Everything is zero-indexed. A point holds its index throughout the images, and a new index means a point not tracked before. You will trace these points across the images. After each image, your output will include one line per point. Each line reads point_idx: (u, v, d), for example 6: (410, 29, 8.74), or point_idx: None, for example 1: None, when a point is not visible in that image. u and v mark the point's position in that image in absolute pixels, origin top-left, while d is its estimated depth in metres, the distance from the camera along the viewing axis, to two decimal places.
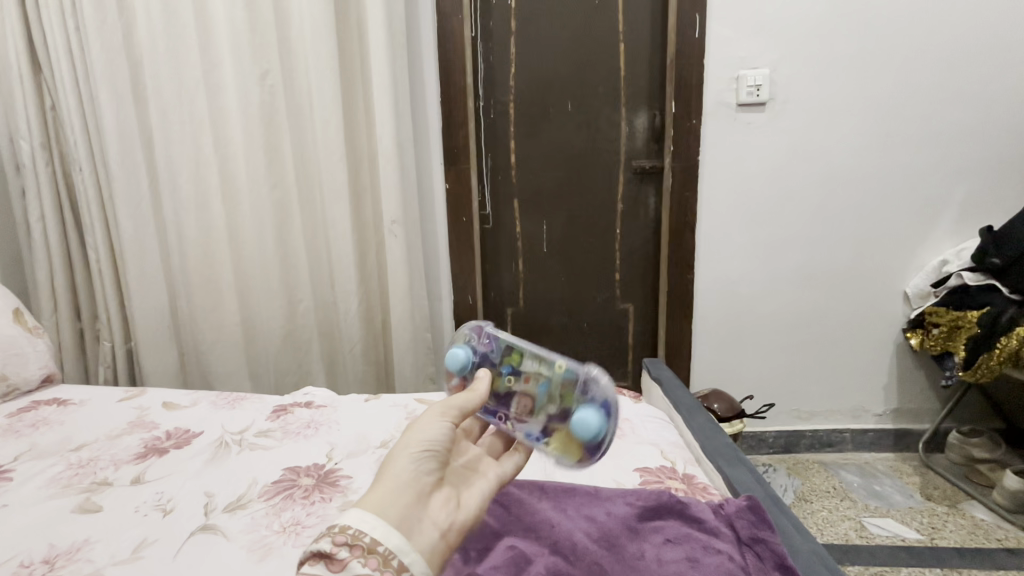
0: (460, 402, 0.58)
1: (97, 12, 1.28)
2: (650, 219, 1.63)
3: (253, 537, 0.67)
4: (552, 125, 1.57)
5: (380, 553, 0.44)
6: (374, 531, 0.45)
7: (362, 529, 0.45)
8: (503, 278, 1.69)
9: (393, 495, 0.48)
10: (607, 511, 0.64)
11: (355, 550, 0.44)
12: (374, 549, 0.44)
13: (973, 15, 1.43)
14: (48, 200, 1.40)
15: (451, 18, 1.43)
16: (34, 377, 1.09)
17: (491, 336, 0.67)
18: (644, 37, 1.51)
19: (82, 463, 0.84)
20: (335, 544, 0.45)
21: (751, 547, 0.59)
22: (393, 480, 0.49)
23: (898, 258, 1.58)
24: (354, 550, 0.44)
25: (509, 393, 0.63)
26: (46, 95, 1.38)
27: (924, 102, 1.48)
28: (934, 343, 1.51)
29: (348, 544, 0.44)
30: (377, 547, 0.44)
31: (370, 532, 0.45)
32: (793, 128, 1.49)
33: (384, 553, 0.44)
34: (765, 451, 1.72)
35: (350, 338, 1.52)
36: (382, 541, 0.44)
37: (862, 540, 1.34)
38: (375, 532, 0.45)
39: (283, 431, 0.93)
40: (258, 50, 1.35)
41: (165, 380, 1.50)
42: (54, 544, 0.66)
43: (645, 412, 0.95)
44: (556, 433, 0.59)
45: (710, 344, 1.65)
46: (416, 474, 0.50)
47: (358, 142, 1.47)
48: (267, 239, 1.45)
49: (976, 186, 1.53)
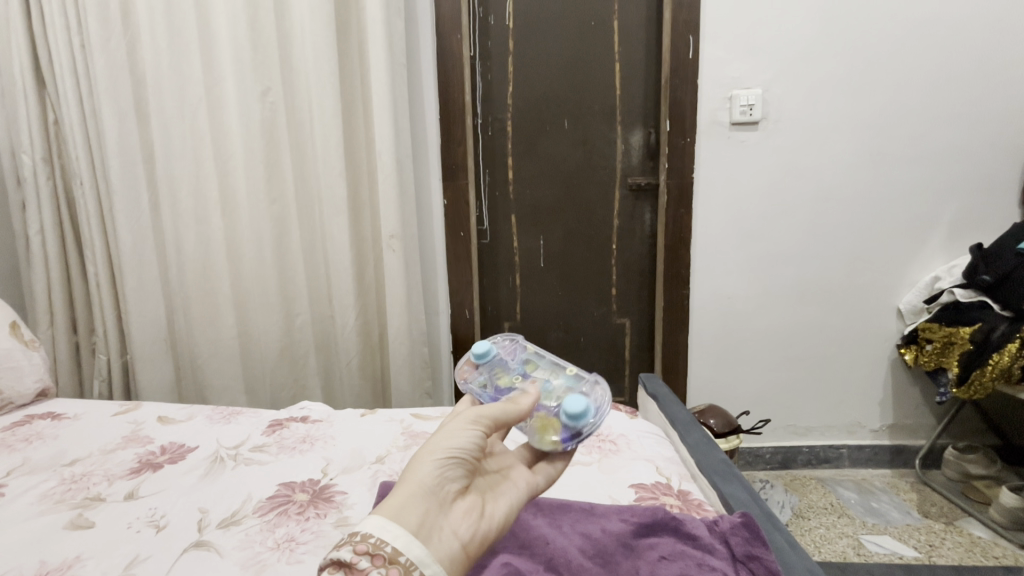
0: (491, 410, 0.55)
1: (102, 30, 1.30)
2: (645, 235, 1.65)
3: (247, 553, 0.67)
4: (548, 142, 1.60)
5: (400, 563, 0.43)
6: (395, 540, 0.44)
7: (383, 538, 0.44)
8: (500, 293, 1.70)
9: (415, 498, 0.47)
10: (602, 528, 0.64)
11: (376, 560, 0.43)
12: (395, 559, 0.43)
13: (958, 38, 1.47)
14: (48, 213, 1.41)
15: (450, 38, 1.45)
16: (28, 391, 1.09)
17: (516, 349, 0.77)
18: (640, 57, 1.54)
19: (75, 478, 0.84)
20: (355, 554, 0.44)
21: (746, 564, 0.58)
22: (418, 485, 0.48)
23: (890, 274, 1.59)
24: (375, 560, 0.43)
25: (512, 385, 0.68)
26: (49, 109, 1.40)
27: (913, 122, 1.51)
28: (928, 359, 1.52)
29: (369, 554, 0.44)
30: (398, 557, 0.43)
31: (391, 541, 0.44)
32: (785, 145, 1.52)
33: (405, 563, 0.43)
34: (762, 467, 1.72)
35: (346, 352, 1.52)
36: (404, 552, 0.43)
37: (860, 557, 1.33)
38: (396, 541, 0.44)
39: (278, 445, 0.93)
40: (259, 67, 1.37)
41: (160, 393, 1.49)
42: (45, 561, 0.66)
43: (641, 427, 0.96)
44: (540, 416, 0.61)
45: (707, 359, 1.66)
46: (440, 482, 0.49)
47: (359, 158, 1.49)
48: (265, 254, 1.46)
49: (966, 204, 1.55)
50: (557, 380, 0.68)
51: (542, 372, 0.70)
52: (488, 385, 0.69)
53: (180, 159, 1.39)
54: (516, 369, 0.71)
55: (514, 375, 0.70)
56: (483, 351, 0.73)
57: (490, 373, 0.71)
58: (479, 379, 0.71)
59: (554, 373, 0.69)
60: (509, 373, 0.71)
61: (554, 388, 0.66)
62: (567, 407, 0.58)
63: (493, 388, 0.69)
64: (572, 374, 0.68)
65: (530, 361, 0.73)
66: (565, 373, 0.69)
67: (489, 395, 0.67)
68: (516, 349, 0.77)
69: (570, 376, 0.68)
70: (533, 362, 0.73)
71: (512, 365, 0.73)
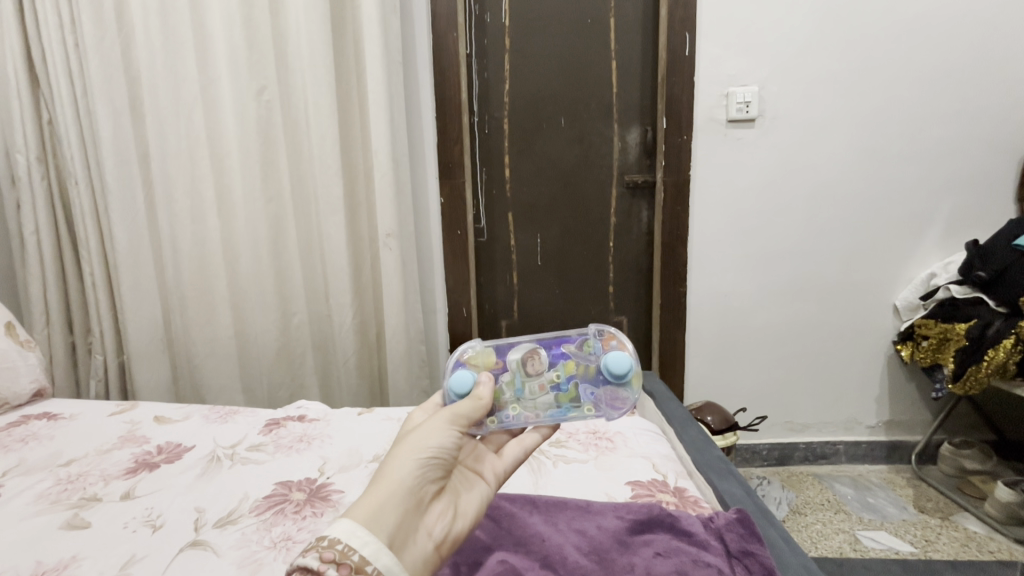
0: (468, 410, 0.55)
1: (96, 28, 1.30)
2: (642, 233, 1.65)
3: (243, 553, 0.67)
4: (544, 140, 1.59)
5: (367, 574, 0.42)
6: (364, 549, 0.43)
7: (351, 546, 0.43)
8: (497, 291, 1.69)
9: (394, 501, 0.46)
10: (598, 525, 0.64)
11: (343, 569, 0.42)
12: (362, 569, 0.42)
13: (954, 34, 1.47)
14: (43, 213, 1.40)
15: (446, 35, 1.45)
16: (24, 391, 1.09)
17: (604, 398, 0.63)
18: (636, 54, 1.54)
19: (71, 478, 0.84)
20: (322, 561, 0.42)
21: (741, 560, 0.59)
22: (398, 486, 0.47)
23: (887, 271, 1.60)
24: (340, 569, 0.41)
25: (553, 364, 0.65)
26: (43, 109, 1.39)
27: (909, 119, 1.51)
28: (924, 355, 1.51)
29: (335, 563, 0.42)
30: (365, 566, 0.42)
31: (359, 549, 0.43)
32: (781, 143, 1.52)
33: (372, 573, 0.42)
34: (759, 464, 1.72)
35: (342, 350, 1.51)
36: (371, 560, 0.42)
37: (856, 553, 1.33)
38: (365, 550, 0.43)
39: (275, 445, 0.93)
40: (254, 66, 1.37)
41: (157, 394, 1.49)
42: (41, 561, 0.66)
43: (638, 424, 0.96)
44: (488, 361, 0.64)
45: (703, 356, 1.66)
46: (420, 482, 0.49)
47: (355, 156, 1.48)
48: (260, 253, 1.45)
49: (962, 200, 1.56)
50: (525, 404, 0.62)
51: (542, 400, 0.63)
52: (574, 347, 0.67)
53: (176, 158, 1.39)
54: (571, 382, 0.64)
55: (572, 374, 0.64)
56: (616, 359, 0.62)
57: (586, 350, 0.66)
58: (590, 344, 0.66)
59: (535, 407, 0.63)
60: (575, 370, 0.65)
61: (514, 395, 0.63)
62: (461, 381, 0.60)
63: (563, 351, 0.66)
64: (496, 418, 0.61)
65: (576, 402, 0.63)
66: (516, 414, 0.62)
67: (555, 339, 0.67)
68: (607, 406, 0.63)
69: (506, 415, 0.61)
70: (570, 405, 0.63)
71: (586, 382, 0.64)
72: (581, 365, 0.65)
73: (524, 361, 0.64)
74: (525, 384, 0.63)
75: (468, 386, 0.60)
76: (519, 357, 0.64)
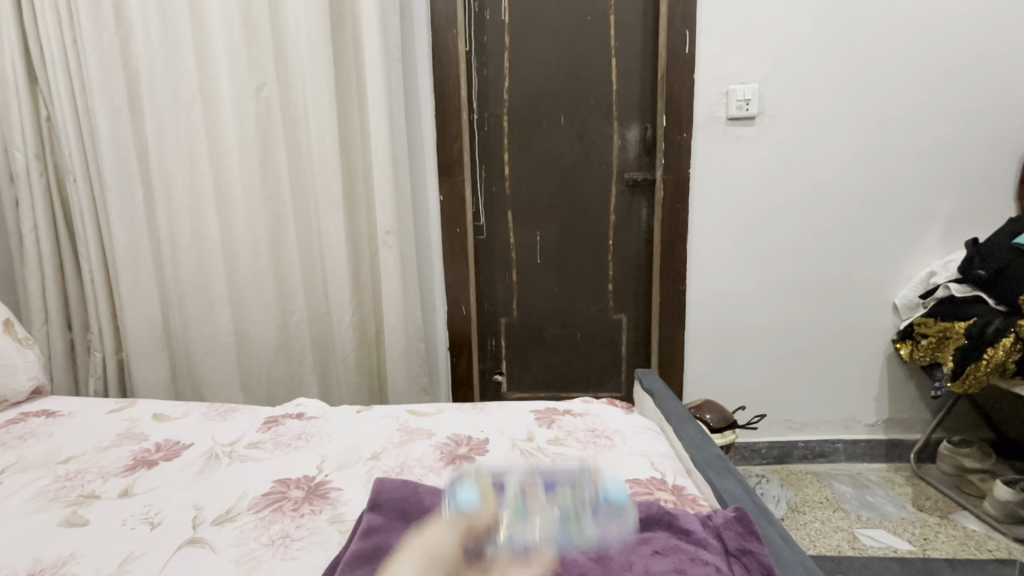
0: None
1: (95, 25, 1.30)
2: (642, 230, 1.64)
3: (241, 550, 0.67)
4: (544, 137, 1.59)
5: None
6: None
7: None
8: (497, 289, 1.69)
9: None
10: (596, 523, 0.64)
11: None
12: None
13: (954, 32, 1.46)
14: (41, 210, 1.40)
15: (445, 32, 1.45)
16: (23, 389, 1.08)
17: (606, 519, 0.65)
18: (636, 51, 1.54)
19: (69, 475, 0.84)
20: None
21: (738, 558, 0.59)
22: None
23: (886, 269, 1.60)
24: None
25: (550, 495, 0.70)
26: (41, 106, 1.39)
27: (909, 117, 1.51)
28: (923, 354, 1.51)
29: None
30: None
31: None
32: (781, 141, 1.52)
33: None
34: (758, 462, 1.72)
35: (342, 348, 1.51)
36: None
37: (855, 551, 1.34)
38: None
39: (273, 442, 0.93)
40: (253, 63, 1.37)
41: (156, 391, 1.49)
42: (39, 558, 0.66)
43: (636, 423, 0.96)
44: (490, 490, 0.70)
45: (703, 354, 1.66)
46: None
47: (354, 153, 1.48)
48: (260, 251, 1.45)
49: (962, 199, 1.55)
50: (529, 525, 0.64)
51: (545, 525, 0.65)
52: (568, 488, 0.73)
53: (174, 155, 1.39)
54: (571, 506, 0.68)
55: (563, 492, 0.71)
56: (613, 493, 0.70)
57: (580, 491, 0.72)
58: (582, 487, 0.73)
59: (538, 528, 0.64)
60: (572, 497, 0.70)
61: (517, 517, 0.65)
62: (464, 498, 0.68)
63: (559, 488, 0.72)
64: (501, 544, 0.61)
65: (579, 523, 0.65)
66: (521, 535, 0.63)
67: (551, 483, 0.74)
68: (609, 526, 0.64)
69: (511, 537, 0.62)
70: (576, 528, 0.64)
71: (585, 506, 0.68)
72: (577, 495, 0.70)
73: (523, 492, 0.70)
74: (527, 511, 0.67)
75: (472, 510, 0.66)
76: (518, 488, 0.71)
